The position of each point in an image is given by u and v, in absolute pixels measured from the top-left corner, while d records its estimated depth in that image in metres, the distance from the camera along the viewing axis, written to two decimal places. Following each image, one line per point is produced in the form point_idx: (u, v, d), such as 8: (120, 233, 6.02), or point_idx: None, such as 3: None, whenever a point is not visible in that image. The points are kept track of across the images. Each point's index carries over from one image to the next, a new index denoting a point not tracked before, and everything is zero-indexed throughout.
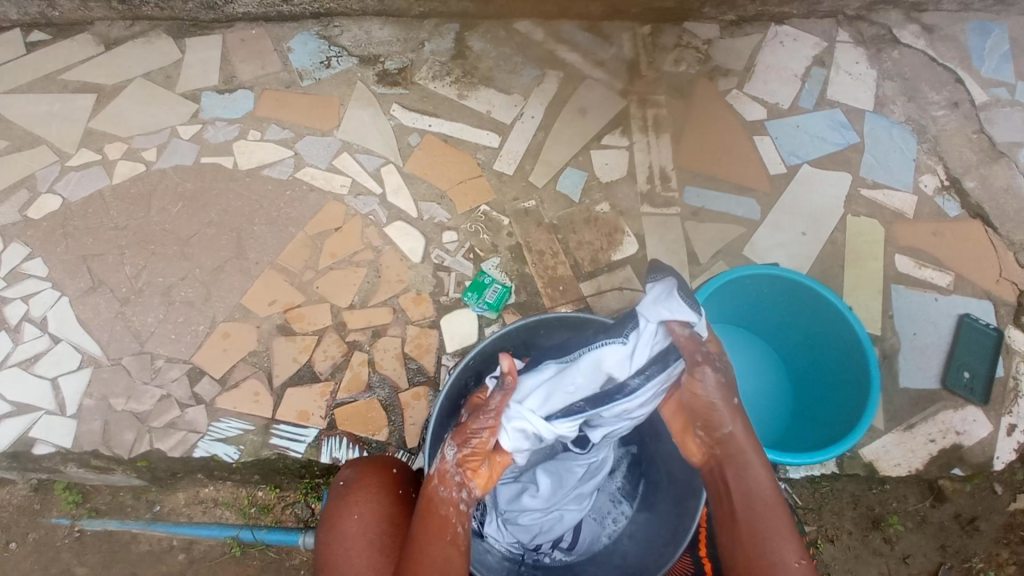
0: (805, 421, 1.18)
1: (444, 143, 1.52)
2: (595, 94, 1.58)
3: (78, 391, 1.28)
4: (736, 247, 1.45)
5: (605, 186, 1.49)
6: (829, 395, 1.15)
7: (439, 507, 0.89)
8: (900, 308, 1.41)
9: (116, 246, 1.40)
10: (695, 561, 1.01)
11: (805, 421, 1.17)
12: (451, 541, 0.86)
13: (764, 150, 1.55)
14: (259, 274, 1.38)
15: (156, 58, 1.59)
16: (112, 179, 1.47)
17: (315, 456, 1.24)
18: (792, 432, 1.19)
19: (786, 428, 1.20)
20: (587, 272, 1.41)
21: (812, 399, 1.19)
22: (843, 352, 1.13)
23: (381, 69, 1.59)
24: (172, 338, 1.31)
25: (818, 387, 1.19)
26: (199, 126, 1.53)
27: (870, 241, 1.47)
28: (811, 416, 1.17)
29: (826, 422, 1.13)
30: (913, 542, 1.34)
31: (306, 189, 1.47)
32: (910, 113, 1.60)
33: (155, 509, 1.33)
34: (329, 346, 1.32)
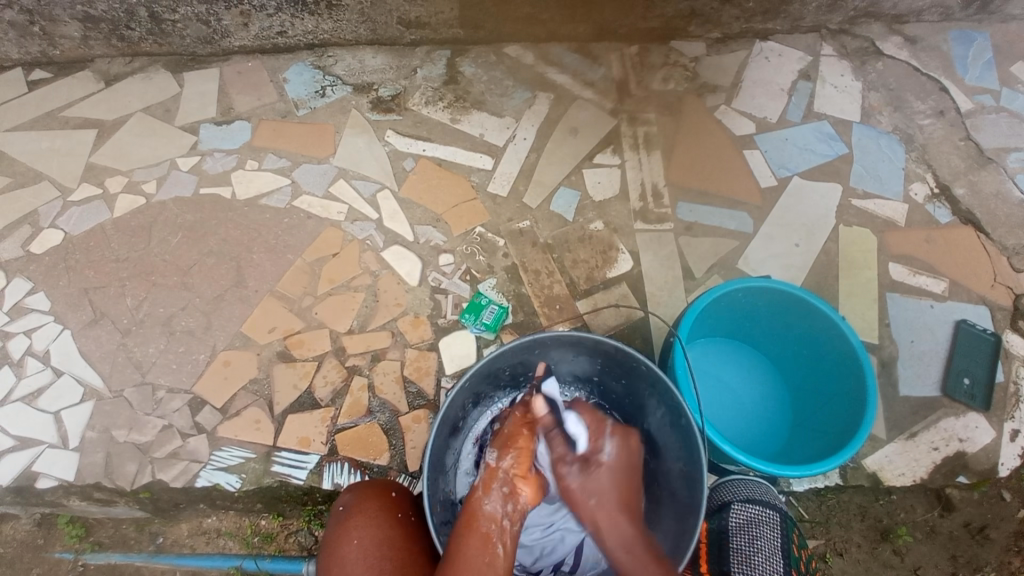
0: (803, 432, 1.18)
1: (438, 167, 1.55)
2: (586, 114, 1.60)
3: (80, 424, 1.29)
4: (730, 260, 1.46)
5: (599, 204, 1.51)
6: (826, 405, 1.15)
7: (480, 522, 0.90)
8: (897, 316, 1.41)
9: (118, 278, 1.42)
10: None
11: (803, 433, 1.18)
12: (488, 559, 0.86)
13: (754, 164, 1.57)
14: (259, 301, 1.39)
15: (155, 92, 1.62)
16: (113, 212, 1.49)
17: (317, 482, 1.24)
18: (791, 443, 1.19)
19: (785, 440, 1.20)
20: (583, 290, 1.43)
21: (809, 411, 1.19)
22: (837, 363, 1.13)
23: (375, 97, 1.61)
24: (173, 368, 1.32)
25: (814, 397, 1.19)
26: (198, 158, 1.55)
27: (863, 250, 1.47)
28: (809, 428, 1.18)
29: (824, 433, 1.13)
30: (923, 553, 1.33)
31: (304, 216, 1.49)
32: (897, 123, 1.62)
33: (158, 541, 1.32)
34: (329, 371, 1.33)
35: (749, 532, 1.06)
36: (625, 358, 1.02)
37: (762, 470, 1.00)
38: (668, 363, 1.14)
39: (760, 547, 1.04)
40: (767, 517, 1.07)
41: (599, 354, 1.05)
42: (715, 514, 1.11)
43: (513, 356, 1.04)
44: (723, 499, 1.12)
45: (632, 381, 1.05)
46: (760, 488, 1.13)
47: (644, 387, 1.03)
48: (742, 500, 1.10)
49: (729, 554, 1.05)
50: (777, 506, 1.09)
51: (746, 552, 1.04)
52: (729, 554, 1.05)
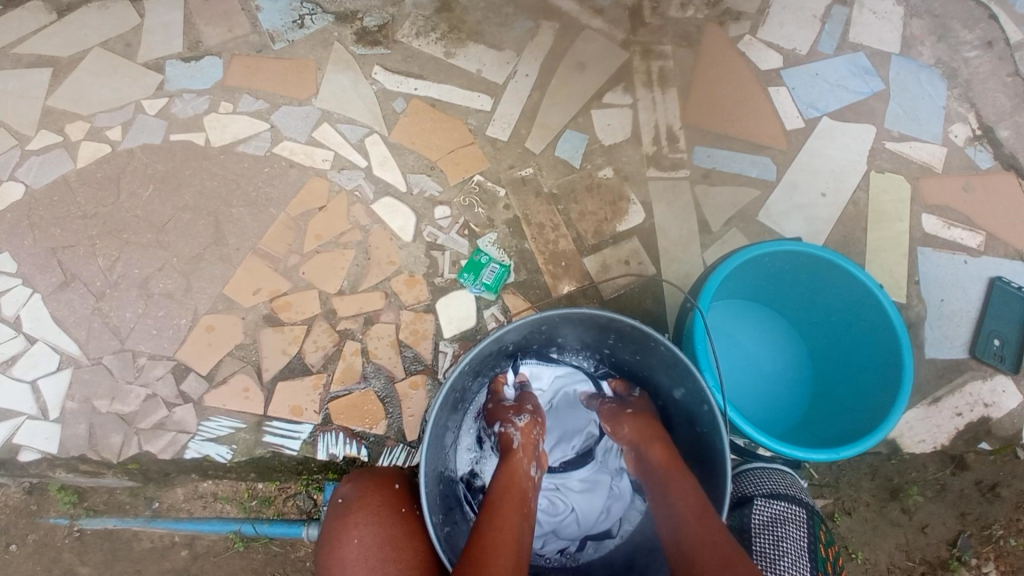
0: (823, 405, 1.11)
1: (432, 109, 1.40)
2: (595, 46, 1.44)
3: (59, 394, 1.22)
4: (750, 212, 1.35)
5: (608, 149, 1.38)
6: (852, 379, 1.07)
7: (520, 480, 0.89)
8: (927, 273, 1.32)
9: (87, 236, 1.31)
10: None
11: (823, 406, 1.11)
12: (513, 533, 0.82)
13: (780, 103, 1.42)
14: (241, 260, 1.29)
15: (113, 24, 1.45)
16: (77, 162, 1.36)
17: (312, 453, 1.19)
18: (810, 416, 1.12)
19: (803, 411, 1.13)
20: (591, 245, 1.32)
21: (831, 383, 1.11)
22: (871, 335, 1.03)
23: (359, 27, 1.44)
24: (153, 334, 1.24)
25: (839, 369, 1.11)
26: (166, 100, 1.41)
27: (894, 200, 1.36)
28: (831, 401, 1.10)
29: (847, 409, 1.06)
30: (932, 511, 1.30)
31: (285, 165, 1.36)
32: (939, 55, 1.46)
33: (154, 506, 1.27)
34: (319, 336, 1.25)
35: (773, 532, 1.01)
36: (641, 336, 0.92)
37: (781, 454, 0.93)
38: (683, 333, 1.04)
39: (786, 547, 1.00)
40: (793, 515, 1.03)
41: (610, 331, 0.94)
42: (736, 511, 1.05)
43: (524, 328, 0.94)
44: (745, 492, 1.07)
45: (646, 358, 0.95)
46: (783, 479, 1.08)
47: (662, 365, 0.94)
48: (765, 495, 1.05)
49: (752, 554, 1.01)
50: (802, 501, 1.05)
51: (772, 554, 1.00)
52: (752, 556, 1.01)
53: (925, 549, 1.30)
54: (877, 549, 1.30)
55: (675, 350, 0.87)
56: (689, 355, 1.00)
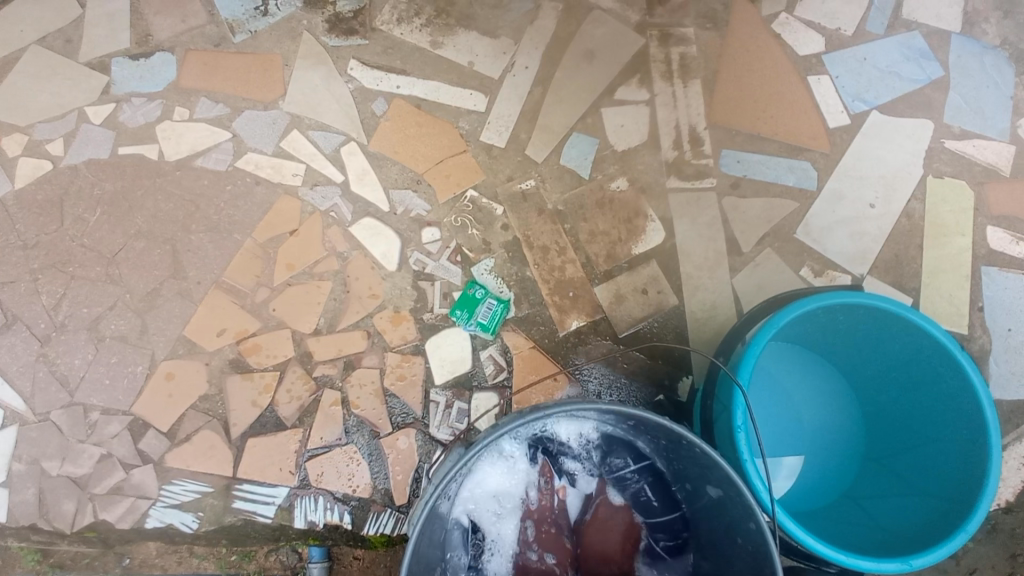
0: (874, 479, 0.97)
1: (417, 111, 1.21)
2: (605, 31, 1.23)
3: (3, 455, 1.08)
4: (786, 228, 1.17)
5: (622, 156, 1.19)
6: (913, 455, 0.94)
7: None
8: (992, 298, 1.14)
9: (28, 270, 1.16)
10: None
11: (878, 479, 0.97)
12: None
13: (822, 95, 1.22)
14: (202, 296, 1.13)
15: (49, 17, 1.25)
16: (15, 183, 1.20)
17: (287, 521, 1.06)
18: (856, 490, 0.99)
19: (849, 483, 1.00)
20: (602, 272, 1.15)
21: (888, 451, 0.97)
22: (942, 409, 0.90)
23: (332, 14, 1.24)
24: (106, 385, 1.09)
25: (895, 440, 0.97)
26: (113, 105, 1.22)
27: (954, 210, 1.17)
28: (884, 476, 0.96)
29: (905, 490, 0.92)
30: (981, 554, 1.14)
31: (251, 181, 1.19)
32: (1009, 34, 1.25)
33: (125, 563, 1.07)
34: (293, 383, 1.09)
35: None
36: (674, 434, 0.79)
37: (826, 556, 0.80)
38: (719, 406, 0.91)
39: None
40: None
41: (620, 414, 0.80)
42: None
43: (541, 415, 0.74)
44: None
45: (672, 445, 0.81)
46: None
47: (699, 465, 0.80)
48: None
49: None
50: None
51: None
52: None
53: None
54: None
55: (716, 455, 0.75)
56: (726, 440, 0.87)
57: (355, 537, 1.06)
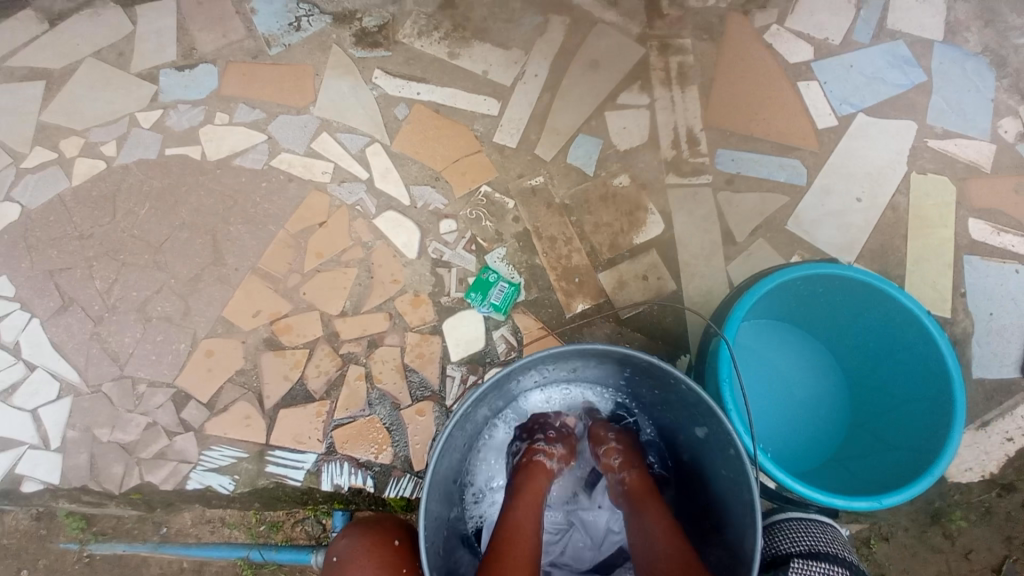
0: (859, 443, 1.04)
1: (436, 115, 1.32)
2: (609, 41, 1.34)
3: (59, 423, 1.19)
4: (777, 220, 1.25)
5: (624, 154, 1.29)
6: (893, 418, 1.01)
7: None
8: (975, 286, 1.21)
9: (83, 257, 1.28)
10: None
11: (862, 441, 1.04)
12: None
13: (810, 99, 1.31)
14: (240, 281, 1.24)
15: (106, 33, 1.39)
16: (72, 181, 1.32)
17: (316, 483, 1.15)
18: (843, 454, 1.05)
19: (836, 447, 1.06)
20: (606, 260, 1.24)
21: (871, 414, 1.04)
22: (919, 372, 0.96)
23: (359, 29, 1.36)
24: (152, 360, 1.21)
25: (877, 406, 1.04)
26: (160, 111, 1.35)
27: (938, 203, 1.25)
28: (869, 440, 1.03)
29: (887, 451, 0.99)
30: (976, 536, 1.21)
31: (284, 178, 1.30)
32: (989, 41, 1.33)
33: (162, 531, 1.20)
34: (321, 360, 1.20)
35: None
36: (661, 374, 0.85)
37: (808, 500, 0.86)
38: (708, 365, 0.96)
39: None
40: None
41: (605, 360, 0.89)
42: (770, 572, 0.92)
43: (552, 369, 0.93)
44: (779, 549, 0.95)
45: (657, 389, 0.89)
46: (824, 534, 0.94)
47: (686, 413, 0.87)
48: (805, 554, 0.91)
49: None
50: (847, 561, 0.91)
51: None
52: None
53: None
54: None
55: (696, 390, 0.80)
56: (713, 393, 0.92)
57: (367, 486, 1.14)
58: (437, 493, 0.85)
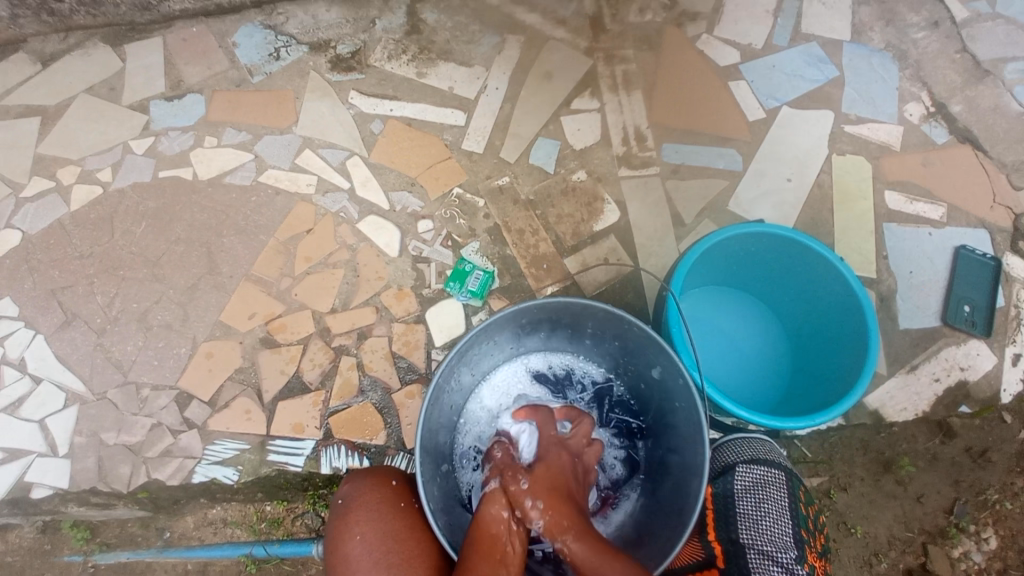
0: (799, 382, 1.23)
1: (408, 128, 1.45)
2: (560, 55, 1.50)
3: (68, 430, 1.27)
4: (720, 202, 1.41)
5: (580, 153, 1.44)
6: (825, 351, 1.19)
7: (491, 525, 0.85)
8: (894, 247, 1.39)
9: (85, 275, 1.36)
10: (704, 545, 1.07)
11: (802, 380, 1.22)
12: (502, 559, 0.82)
13: (741, 96, 1.48)
14: (235, 287, 1.34)
15: (96, 70, 1.50)
16: (70, 206, 1.40)
17: (316, 467, 1.25)
18: (789, 391, 1.23)
19: (782, 387, 1.25)
20: (570, 247, 1.38)
21: (808, 356, 1.23)
22: (837, 308, 1.15)
23: (333, 55, 1.50)
24: (155, 365, 1.30)
25: (812, 343, 1.23)
26: (152, 139, 1.45)
27: (857, 180, 1.42)
28: (808, 373, 1.22)
29: (823, 380, 1.17)
30: (926, 481, 1.32)
31: (272, 192, 1.41)
32: (890, 39, 1.53)
33: (166, 536, 1.27)
34: (316, 353, 1.30)
35: (756, 496, 1.06)
36: (616, 321, 1.00)
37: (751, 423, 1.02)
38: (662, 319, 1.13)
39: (767, 510, 1.06)
40: (774, 477, 1.08)
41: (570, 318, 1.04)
42: (719, 479, 1.10)
43: (525, 333, 1.07)
44: (726, 461, 1.12)
45: (617, 339, 1.03)
46: (763, 446, 1.12)
47: (643, 359, 1.02)
48: (747, 461, 1.10)
49: (736, 519, 1.06)
50: (781, 465, 1.09)
51: (754, 516, 1.05)
52: (737, 518, 1.06)
53: (923, 519, 1.31)
54: (877, 522, 1.31)
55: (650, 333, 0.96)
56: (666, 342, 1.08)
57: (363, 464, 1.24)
58: (434, 439, 0.98)
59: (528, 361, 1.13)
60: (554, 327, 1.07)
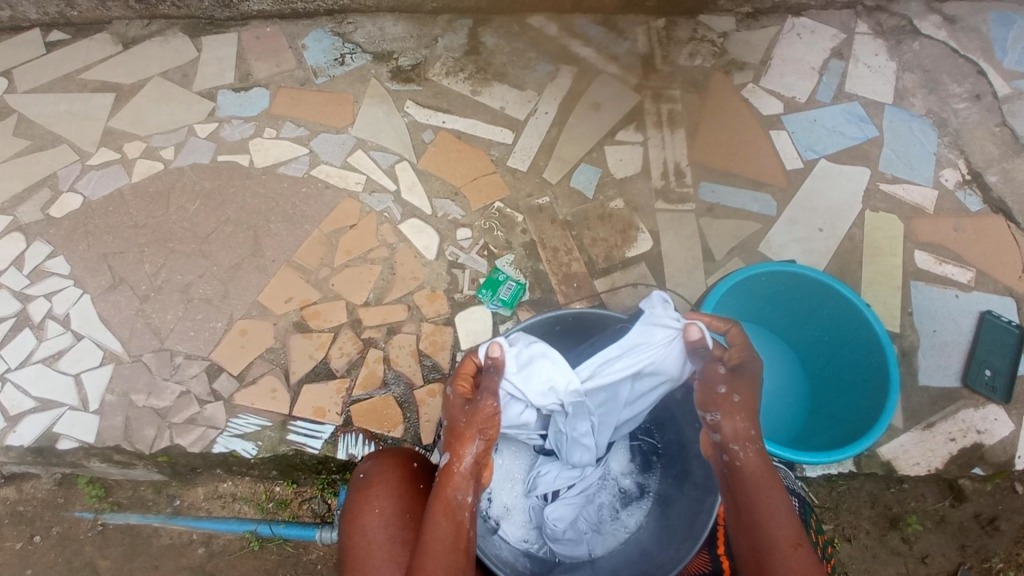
0: (818, 422, 1.24)
1: (457, 140, 1.51)
2: (609, 89, 1.56)
3: (100, 387, 1.31)
4: (752, 243, 1.44)
5: (620, 182, 1.48)
6: (844, 392, 1.21)
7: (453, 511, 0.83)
8: (920, 305, 1.41)
9: (136, 243, 1.43)
10: (713, 559, 1.01)
11: (820, 421, 1.23)
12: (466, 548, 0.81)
13: (781, 145, 1.53)
14: (275, 271, 1.40)
15: (173, 56, 1.59)
16: (131, 177, 1.48)
17: (332, 452, 1.27)
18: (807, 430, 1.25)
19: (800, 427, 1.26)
20: (601, 269, 1.41)
21: (828, 397, 1.25)
22: (860, 353, 1.17)
23: (394, 66, 1.57)
24: (191, 336, 1.35)
25: (832, 383, 1.24)
26: (215, 125, 1.52)
27: (888, 237, 1.45)
28: (827, 414, 1.23)
29: (840, 422, 1.18)
30: (931, 541, 1.32)
31: (321, 186, 1.47)
32: (930, 107, 1.57)
33: (176, 503, 1.33)
34: (344, 343, 1.34)
35: None
36: None
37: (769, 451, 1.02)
38: None
39: None
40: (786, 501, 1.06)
41: (602, 329, 1.07)
42: None
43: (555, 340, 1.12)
44: None
45: None
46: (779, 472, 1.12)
47: None
48: None
49: None
50: (794, 490, 1.09)
51: None
52: None
53: None
54: None
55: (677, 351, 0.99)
56: None
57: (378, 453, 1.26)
58: None
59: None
60: (587, 336, 1.10)
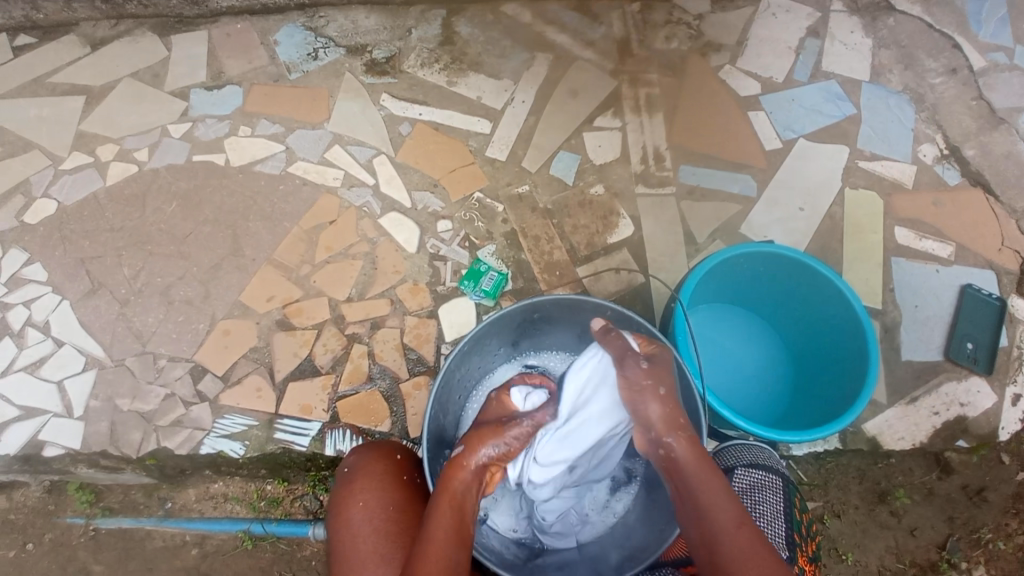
0: (801, 399, 1.25)
1: (435, 132, 1.50)
2: (586, 75, 1.55)
3: (83, 393, 1.31)
4: (733, 225, 1.45)
5: (599, 168, 1.48)
6: (825, 369, 1.22)
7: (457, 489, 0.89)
8: (901, 281, 1.42)
9: (114, 247, 1.41)
10: None
11: (803, 398, 1.25)
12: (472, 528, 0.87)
13: (759, 126, 1.53)
14: (256, 270, 1.39)
15: (144, 56, 1.56)
16: (106, 181, 1.46)
17: (320, 448, 1.27)
18: (791, 407, 1.26)
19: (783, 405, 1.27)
20: (583, 256, 1.41)
21: (809, 374, 1.26)
22: (839, 329, 1.18)
23: (369, 59, 1.56)
24: (173, 338, 1.34)
25: (812, 360, 1.26)
26: (190, 124, 1.50)
27: (867, 214, 1.46)
28: (809, 391, 1.24)
29: (823, 399, 1.20)
30: (920, 514, 1.32)
31: (299, 183, 1.45)
32: (907, 83, 1.58)
33: (167, 506, 1.31)
34: (328, 340, 1.34)
35: (751, 497, 1.08)
36: (626, 321, 1.04)
37: (752, 431, 1.04)
38: (670, 327, 1.17)
39: (761, 512, 1.07)
40: (770, 481, 1.10)
41: (582, 314, 1.06)
42: None
43: (535, 327, 1.11)
44: (726, 464, 1.14)
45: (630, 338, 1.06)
46: (761, 453, 1.15)
47: None
48: (745, 465, 1.12)
49: None
50: (778, 471, 1.12)
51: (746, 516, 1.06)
52: None
53: (915, 552, 1.31)
54: (868, 551, 1.31)
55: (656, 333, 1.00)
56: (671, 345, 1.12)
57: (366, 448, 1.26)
58: (439, 426, 1.02)
59: (537, 357, 1.17)
60: (568, 323, 1.10)
